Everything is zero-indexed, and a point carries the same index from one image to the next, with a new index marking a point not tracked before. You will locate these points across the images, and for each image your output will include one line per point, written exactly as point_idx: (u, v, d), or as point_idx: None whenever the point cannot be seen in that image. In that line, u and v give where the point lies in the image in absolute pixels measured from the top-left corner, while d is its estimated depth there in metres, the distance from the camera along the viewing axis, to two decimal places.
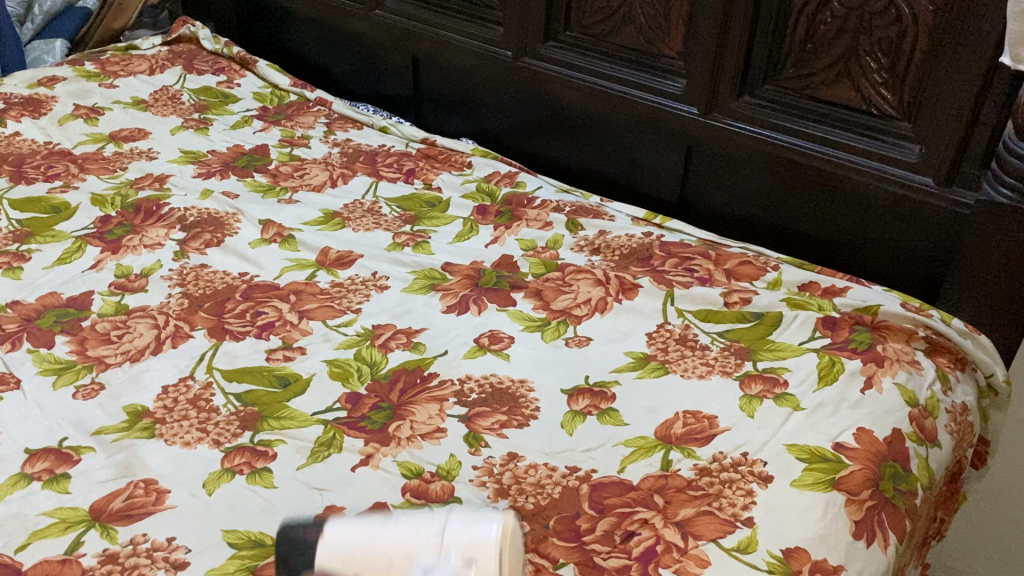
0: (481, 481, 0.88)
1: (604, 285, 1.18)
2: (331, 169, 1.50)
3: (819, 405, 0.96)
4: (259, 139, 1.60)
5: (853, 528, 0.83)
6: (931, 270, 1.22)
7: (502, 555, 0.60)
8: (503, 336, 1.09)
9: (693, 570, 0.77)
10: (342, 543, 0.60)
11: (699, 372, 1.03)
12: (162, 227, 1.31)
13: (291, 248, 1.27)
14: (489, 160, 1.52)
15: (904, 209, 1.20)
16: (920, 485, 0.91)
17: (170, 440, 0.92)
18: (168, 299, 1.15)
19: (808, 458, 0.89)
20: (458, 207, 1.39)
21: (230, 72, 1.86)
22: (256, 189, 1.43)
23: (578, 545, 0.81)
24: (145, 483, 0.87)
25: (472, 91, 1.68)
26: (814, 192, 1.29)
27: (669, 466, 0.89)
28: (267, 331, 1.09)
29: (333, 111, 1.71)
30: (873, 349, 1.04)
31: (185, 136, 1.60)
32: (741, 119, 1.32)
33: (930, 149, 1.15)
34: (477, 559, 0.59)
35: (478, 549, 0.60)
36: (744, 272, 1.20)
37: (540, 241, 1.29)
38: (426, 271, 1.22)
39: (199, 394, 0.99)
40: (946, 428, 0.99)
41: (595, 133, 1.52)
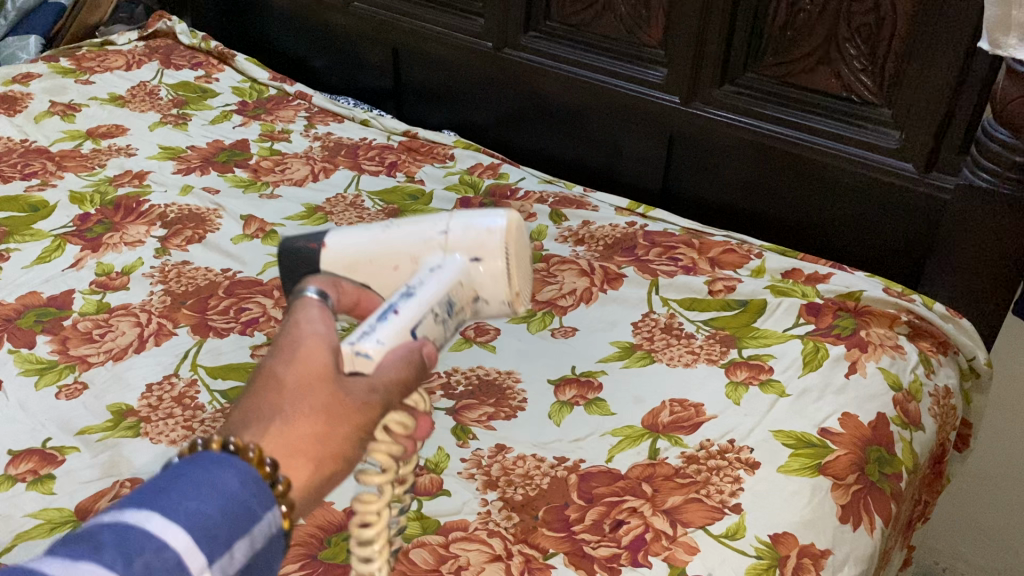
0: (469, 473, 0.88)
1: (588, 275, 1.18)
2: (312, 163, 1.49)
3: (804, 390, 0.97)
4: (239, 134, 1.59)
5: (839, 512, 0.84)
6: (913, 254, 1.23)
7: (507, 251, 0.69)
8: (488, 329, 1.09)
9: (682, 557, 0.78)
10: (347, 244, 0.72)
11: (685, 360, 1.03)
12: (143, 223, 1.30)
13: (273, 243, 1.26)
14: (471, 151, 1.51)
15: (885, 194, 1.21)
16: (904, 468, 0.92)
17: (156, 438, 0.92)
18: (151, 297, 1.14)
19: (794, 444, 0.90)
20: (442, 199, 1.38)
21: (208, 66, 1.84)
22: (237, 184, 1.42)
23: (567, 535, 0.81)
24: (131, 483, 0.86)
25: (453, 83, 1.67)
26: (795, 179, 1.30)
27: (657, 454, 0.90)
28: (251, 327, 1.08)
29: (314, 105, 1.70)
30: (857, 334, 1.05)
31: (164, 132, 1.58)
32: (723, 107, 1.32)
33: (910, 135, 1.16)
34: (483, 257, 0.69)
35: (484, 247, 0.69)
36: (728, 260, 1.20)
37: (524, 233, 1.29)
38: None
39: (184, 392, 0.98)
40: (929, 411, 1.00)
41: (576, 123, 1.52)
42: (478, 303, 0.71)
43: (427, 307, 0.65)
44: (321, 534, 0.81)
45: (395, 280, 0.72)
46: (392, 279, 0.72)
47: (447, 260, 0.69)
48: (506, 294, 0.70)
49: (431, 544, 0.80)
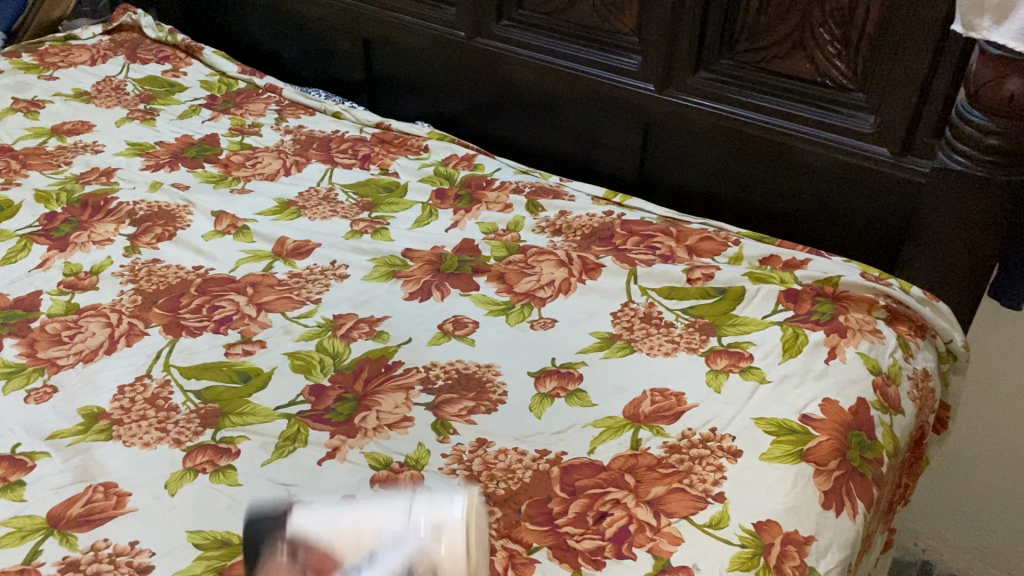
0: (450, 468, 0.87)
1: (567, 266, 1.17)
2: (284, 156, 1.46)
3: (784, 376, 0.97)
4: (209, 128, 1.56)
5: (822, 498, 0.84)
6: (888, 238, 1.23)
7: (470, 527, 0.72)
8: (467, 322, 1.08)
9: (667, 548, 0.77)
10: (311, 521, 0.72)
11: (665, 350, 1.02)
12: (111, 221, 1.28)
13: (246, 239, 1.24)
14: (445, 142, 1.50)
15: (860, 179, 1.21)
16: (885, 452, 0.92)
17: (129, 441, 0.90)
18: (121, 296, 1.12)
19: (775, 431, 0.90)
20: (416, 191, 1.37)
21: (175, 60, 1.81)
22: (207, 180, 1.39)
23: (550, 529, 0.80)
24: (104, 487, 0.84)
25: (426, 74, 1.65)
26: (770, 165, 1.30)
27: (639, 445, 0.89)
28: (225, 325, 1.06)
29: (284, 98, 1.68)
30: (835, 319, 1.05)
31: (131, 128, 1.55)
32: (698, 94, 1.32)
33: (884, 119, 1.16)
34: (446, 536, 0.71)
35: (448, 526, 0.72)
36: (705, 248, 1.20)
37: (501, 224, 1.28)
38: (385, 258, 1.20)
39: (158, 393, 0.96)
40: (908, 395, 1.00)
41: (551, 112, 1.51)
42: None
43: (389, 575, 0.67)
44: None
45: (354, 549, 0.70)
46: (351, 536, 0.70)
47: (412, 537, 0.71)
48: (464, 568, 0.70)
49: None
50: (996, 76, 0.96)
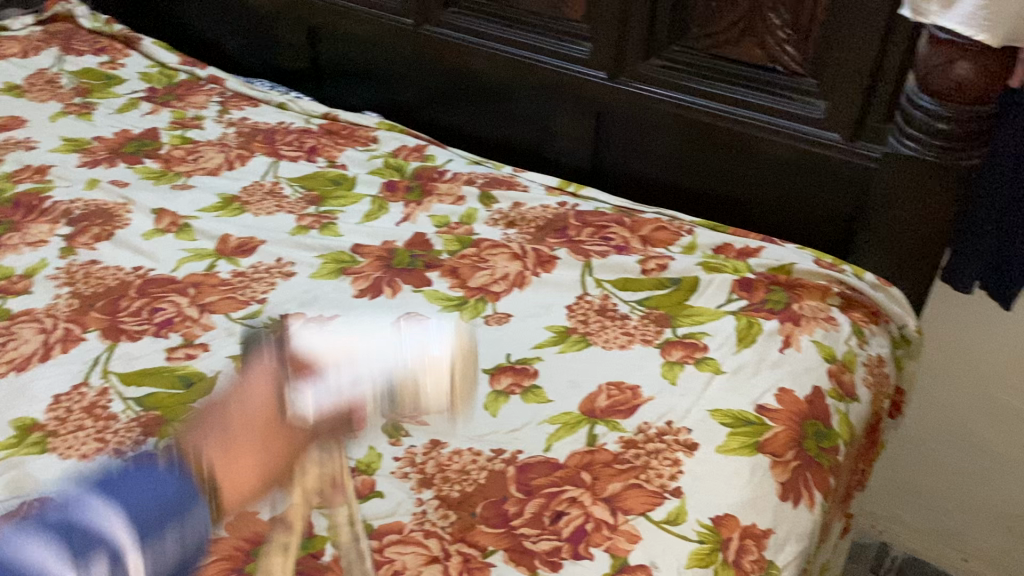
0: (403, 472, 0.85)
1: (520, 259, 1.15)
2: (227, 150, 1.42)
3: (739, 367, 0.96)
4: (148, 122, 1.51)
5: (779, 489, 0.83)
6: (842, 225, 1.23)
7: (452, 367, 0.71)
8: (419, 319, 1.05)
9: (624, 547, 0.76)
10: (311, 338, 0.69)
11: (620, 342, 1.01)
12: (45, 222, 1.23)
13: (187, 237, 1.20)
14: (395, 133, 1.47)
15: (813, 166, 1.21)
16: (841, 441, 0.92)
17: (65, 454, 0.86)
18: (56, 301, 1.08)
19: (731, 423, 0.89)
20: (365, 184, 1.34)
21: (112, 51, 1.75)
22: (147, 176, 1.35)
23: (506, 531, 0.78)
24: (38, 504, 0.81)
25: (374, 62, 1.61)
26: (723, 153, 1.28)
27: (595, 441, 0.87)
28: (166, 329, 1.03)
29: (227, 89, 1.63)
30: (789, 308, 1.04)
31: (66, 123, 1.50)
32: (649, 81, 1.30)
33: (835, 104, 1.16)
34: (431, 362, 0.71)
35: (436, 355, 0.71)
36: (660, 238, 1.19)
37: (454, 217, 1.26)
38: (333, 254, 1.17)
39: (95, 402, 0.92)
40: (864, 381, 1.00)
41: (502, 102, 1.48)
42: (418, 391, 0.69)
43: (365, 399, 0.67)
44: (248, 544, 0.77)
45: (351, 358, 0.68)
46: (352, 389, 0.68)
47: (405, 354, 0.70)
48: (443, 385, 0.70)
49: (365, 550, 0.77)
50: (946, 60, 0.96)
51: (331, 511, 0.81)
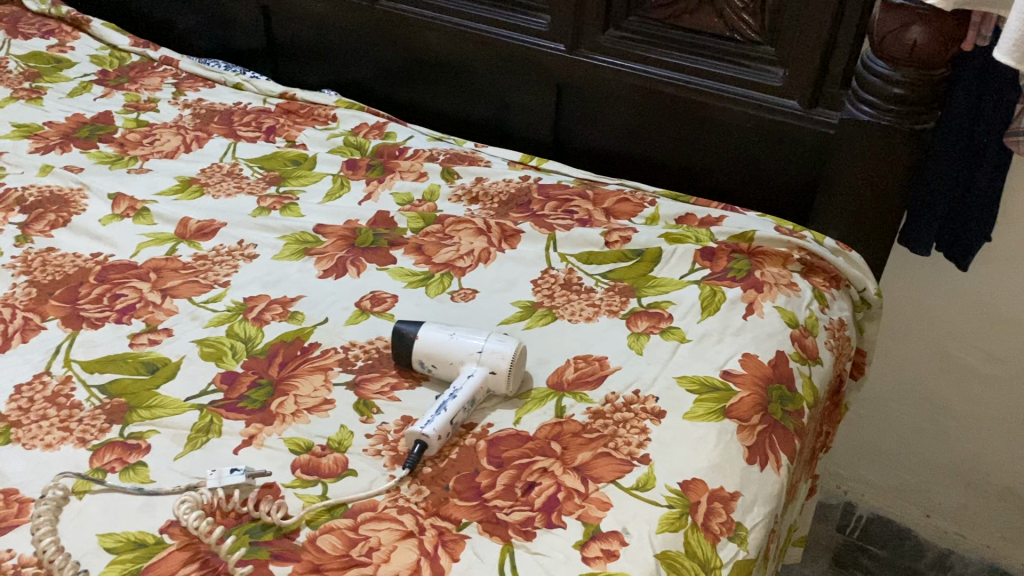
0: (376, 449, 0.85)
1: (485, 234, 1.15)
2: (184, 132, 1.40)
3: (704, 335, 0.97)
4: (101, 106, 1.48)
5: (746, 453, 0.84)
6: (801, 191, 1.24)
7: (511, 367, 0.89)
8: (385, 297, 1.05)
9: (596, 514, 0.77)
10: (431, 337, 0.92)
11: (586, 314, 1.02)
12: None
13: (146, 222, 1.18)
14: (354, 111, 1.45)
15: (773, 134, 1.22)
16: (806, 403, 0.94)
17: (29, 444, 0.85)
18: (13, 290, 1.06)
19: (697, 389, 0.90)
20: (326, 163, 1.32)
21: (60, 34, 1.71)
22: (102, 161, 1.32)
23: (479, 503, 0.79)
24: (4, 495, 0.80)
25: (331, 39, 1.59)
26: (684, 123, 1.29)
27: (564, 412, 0.88)
28: (128, 315, 1.02)
29: (181, 70, 1.60)
30: (751, 275, 1.05)
31: (16, 108, 1.46)
32: (608, 52, 1.30)
33: (793, 72, 1.16)
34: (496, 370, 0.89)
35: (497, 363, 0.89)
36: (622, 210, 1.19)
37: (416, 194, 1.25)
38: (296, 235, 1.16)
39: (58, 390, 0.91)
40: (826, 345, 1.02)
41: (462, 76, 1.47)
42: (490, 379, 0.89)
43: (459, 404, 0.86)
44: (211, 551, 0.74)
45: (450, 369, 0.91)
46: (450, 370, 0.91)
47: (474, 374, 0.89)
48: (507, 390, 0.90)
49: (339, 529, 0.77)
50: (901, 24, 0.97)
51: (304, 490, 0.80)
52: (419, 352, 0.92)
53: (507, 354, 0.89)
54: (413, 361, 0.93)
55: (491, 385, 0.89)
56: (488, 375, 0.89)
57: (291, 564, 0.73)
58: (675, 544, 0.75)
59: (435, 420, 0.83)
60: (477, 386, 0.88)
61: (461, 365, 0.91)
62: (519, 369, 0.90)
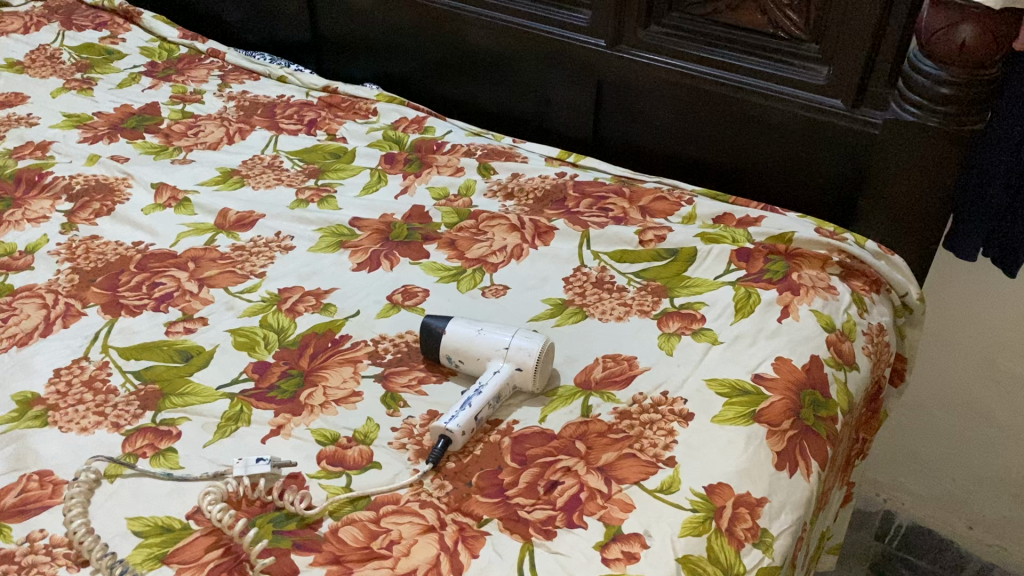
0: (401, 443, 0.85)
1: (519, 231, 1.15)
2: (227, 124, 1.42)
3: (736, 337, 0.95)
4: (149, 97, 1.51)
5: (775, 459, 0.83)
6: (843, 192, 1.22)
7: (538, 365, 0.88)
8: (417, 291, 1.05)
9: (618, 516, 0.76)
10: (461, 332, 0.92)
11: (617, 314, 1.01)
12: (47, 198, 1.24)
13: (187, 212, 1.20)
14: (395, 105, 1.46)
15: (817, 133, 1.19)
16: (840, 410, 0.92)
17: (65, 427, 0.87)
18: (57, 276, 1.09)
19: (727, 393, 0.88)
20: (364, 156, 1.33)
21: (113, 26, 1.75)
22: (147, 151, 1.35)
23: (501, 500, 0.79)
24: (39, 476, 0.82)
25: (376, 33, 1.60)
26: (725, 122, 1.27)
27: (590, 412, 0.88)
28: (165, 303, 1.04)
29: (227, 63, 1.63)
30: (788, 277, 1.03)
31: (68, 99, 1.50)
32: (650, 49, 1.29)
33: (837, 70, 1.14)
34: (523, 368, 0.88)
35: (524, 361, 0.89)
36: (658, 208, 1.18)
37: (452, 188, 1.25)
38: (332, 228, 1.17)
39: (95, 375, 0.93)
40: (863, 350, 1.00)
41: (503, 71, 1.47)
42: (517, 376, 0.89)
43: (487, 401, 0.86)
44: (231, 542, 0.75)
45: (478, 366, 0.91)
46: (477, 366, 0.91)
47: (501, 371, 0.89)
48: (534, 388, 0.89)
49: (361, 521, 0.77)
50: (948, 24, 0.95)
51: (328, 481, 0.81)
52: (448, 346, 0.92)
53: (535, 351, 0.88)
54: (441, 355, 0.93)
55: (518, 382, 0.89)
56: (515, 372, 0.89)
57: (312, 554, 0.74)
58: (698, 548, 0.74)
59: (461, 416, 0.83)
60: (504, 382, 0.88)
61: (487, 361, 0.91)
62: (547, 367, 0.89)
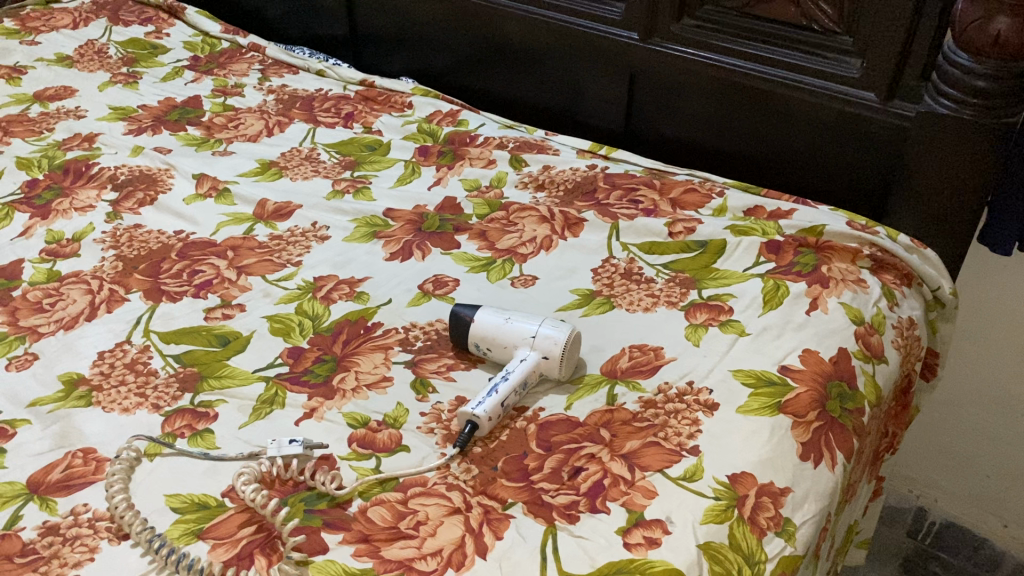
0: (429, 427, 0.87)
1: (549, 222, 1.16)
2: (267, 117, 1.45)
3: (764, 329, 0.96)
4: (191, 90, 1.55)
5: (799, 449, 0.83)
6: (876, 185, 1.21)
7: (565, 354, 0.90)
8: (447, 280, 1.07)
9: (640, 502, 0.77)
10: (489, 321, 0.94)
11: (645, 305, 1.02)
12: (93, 187, 1.28)
13: (226, 202, 1.24)
14: (430, 99, 1.48)
15: (851, 127, 1.19)
16: (867, 403, 0.92)
17: (108, 407, 0.91)
18: (102, 263, 1.13)
19: (753, 383, 0.89)
20: (399, 149, 1.36)
21: (158, 22, 1.80)
22: (189, 143, 1.39)
23: (525, 485, 0.80)
24: (83, 453, 0.85)
25: (411, 28, 1.63)
26: (759, 115, 1.27)
27: (615, 400, 0.89)
28: (204, 290, 1.07)
29: (267, 57, 1.66)
30: (818, 270, 1.03)
31: (114, 92, 1.55)
32: (683, 42, 1.30)
33: (870, 63, 1.14)
34: (549, 357, 0.90)
35: (551, 350, 0.90)
36: (689, 200, 1.19)
37: (484, 180, 1.27)
38: (366, 218, 1.20)
39: (137, 358, 0.97)
40: (892, 343, 1.00)
41: (536, 65, 1.48)
42: (543, 365, 0.90)
43: (513, 388, 0.87)
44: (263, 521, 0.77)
45: (505, 354, 0.93)
46: (504, 355, 0.93)
47: (527, 359, 0.90)
48: (559, 376, 0.91)
49: (390, 502, 0.79)
50: (984, 15, 0.95)
51: (359, 463, 0.83)
52: (476, 333, 0.94)
53: (562, 341, 0.90)
54: (469, 343, 0.95)
55: (544, 370, 0.91)
56: (541, 361, 0.90)
57: (341, 533, 0.76)
58: (719, 536, 0.74)
59: (487, 401, 0.85)
60: (531, 369, 0.89)
61: (514, 349, 0.92)
62: (573, 357, 0.91)
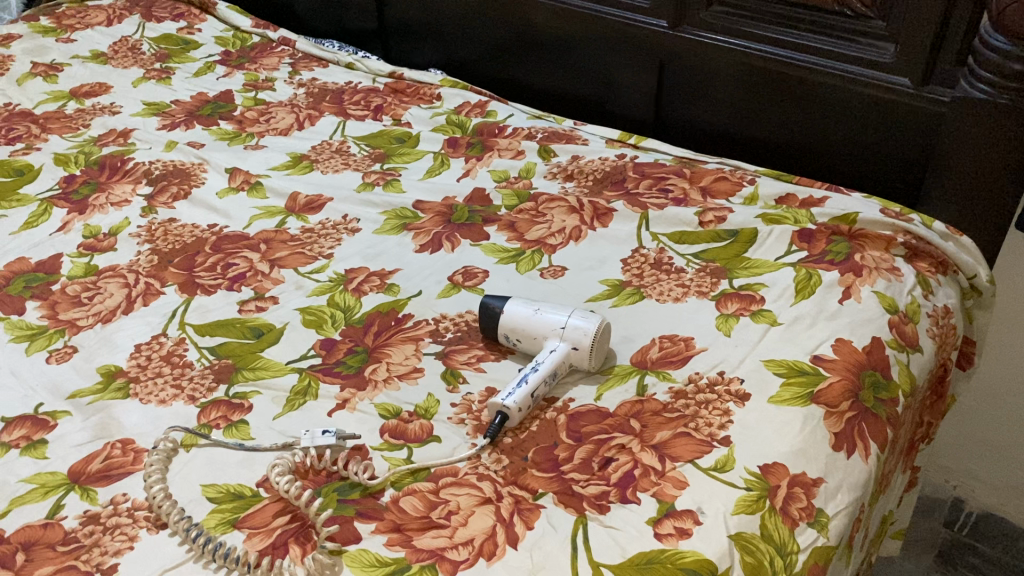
0: (459, 418, 0.87)
1: (578, 213, 1.16)
2: (297, 111, 1.46)
3: (796, 318, 0.95)
4: (223, 85, 1.56)
5: (832, 440, 0.83)
6: (910, 171, 1.19)
7: (595, 344, 0.90)
8: (477, 272, 1.07)
9: (671, 492, 0.77)
10: (518, 312, 0.94)
11: (675, 295, 1.01)
12: (128, 182, 1.30)
13: (259, 195, 1.25)
14: (458, 90, 1.48)
15: (885, 113, 1.17)
16: (901, 392, 0.91)
17: (146, 399, 0.92)
18: (138, 256, 1.15)
19: (785, 373, 0.88)
20: (428, 141, 1.36)
21: (190, 17, 1.82)
22: (221, 137, 1.40)
23: (556, 475, 0.80)
24: (121, 444, 0.87)
25: (439, 19, 1.63)
26: (791, 102, 1.26)
27: (645, 391, 0.89)
28: (239, 283, 1.08)
29: (298, 51, 1.67)
30: (850, 259, 1.02)
31: (147, 87, 1.57)
32: (713, 29, 1.28)
33: (903, 48, 1.12)
34: (579, 347, 0.90)
35: (581, 340, 0.90)
36: (720, 188, 1.18)
37: (513, 171, 1.27)
38: (396, 211, 1.20)
39: (173, 350, 0.99)
40: (927, 332, 0.98)
41: (566, 53, 1.47)
42: (573, 355, 0.90)
43: (542, 378, 0.88)
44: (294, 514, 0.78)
45: (534, 345, 0.93)
46: (533, 345, 0.93)
47: (556, 349, 0.90)
48: (588, 366, 0.91)
49: (421, 492, 0.80)
50: None
51: (390, 454, 0.84)
52: (506, 324, 0.94)
53: (591, 331, 0.90)
54: (499, 334, 0.95)
55: (574, 361, 0.91)
56: (571, 351, 0.90)
57: (374, 522, 0.77)
58: (750, 526, 0.74)
59: (517, 392, 0.85)
60: (561, 359, 0.90)
61: (544, 340, 0.92)
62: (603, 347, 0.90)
